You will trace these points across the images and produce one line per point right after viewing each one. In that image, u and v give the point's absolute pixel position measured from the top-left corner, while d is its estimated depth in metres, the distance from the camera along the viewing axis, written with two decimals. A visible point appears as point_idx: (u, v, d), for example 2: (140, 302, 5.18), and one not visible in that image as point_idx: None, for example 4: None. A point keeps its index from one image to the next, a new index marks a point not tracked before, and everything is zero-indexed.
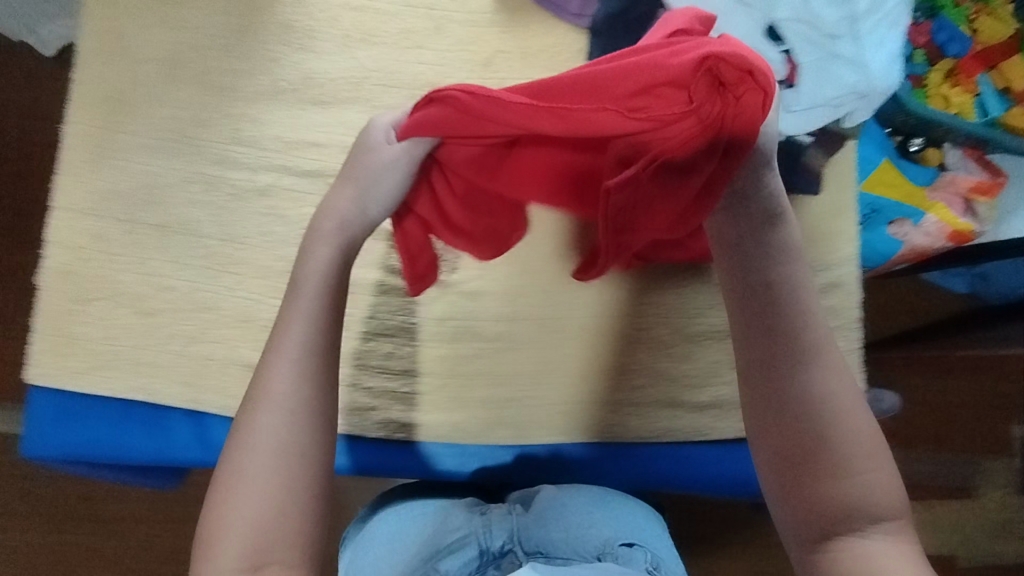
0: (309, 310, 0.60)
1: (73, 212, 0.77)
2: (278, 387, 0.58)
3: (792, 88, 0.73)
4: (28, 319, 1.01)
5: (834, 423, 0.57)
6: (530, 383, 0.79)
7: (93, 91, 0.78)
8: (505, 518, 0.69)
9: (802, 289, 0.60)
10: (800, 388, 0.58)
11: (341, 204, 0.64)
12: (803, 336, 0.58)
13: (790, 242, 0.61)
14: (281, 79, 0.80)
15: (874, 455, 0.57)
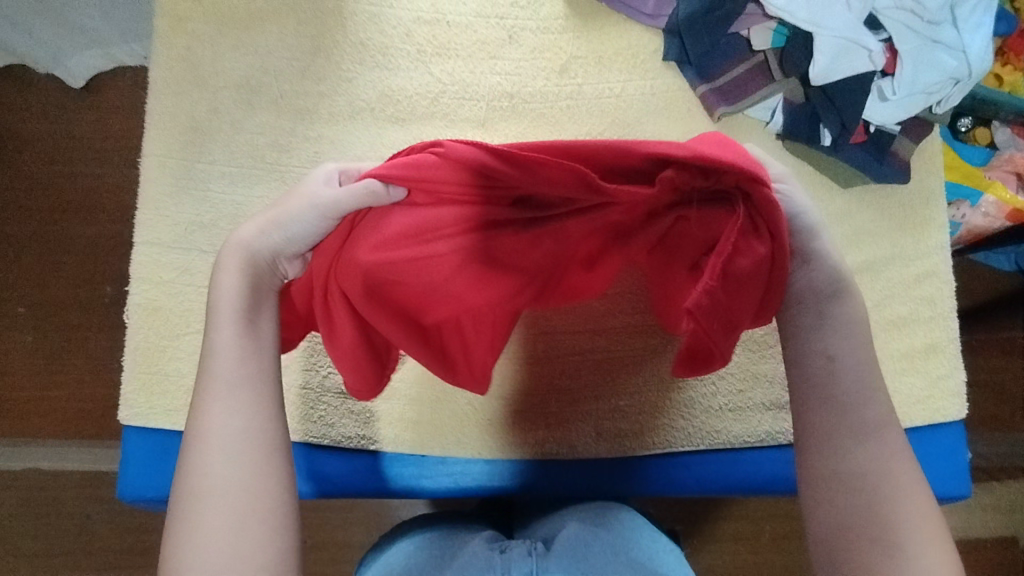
0: (230, 341, 0.54)
1: (157, 245, 0.75)
2: (213, 428, 0.51)
3: (889, 78, 0.74)
4: (108, 354, 1.08)
5: (888, 504, 0.50)
6: (632, 396, 0.77)
7: (171, 121, 0.78)
8: (524, 561, 0.59)
9: (855, 360, 0.55)
10: (845, 464, 0.52)
11: (254, 238, 0.58)
12: (857, 413, 0.53)
13: (850, 316, 0.56)
14: (357, 99, 0.80)
15: (934, 539, 0.49)
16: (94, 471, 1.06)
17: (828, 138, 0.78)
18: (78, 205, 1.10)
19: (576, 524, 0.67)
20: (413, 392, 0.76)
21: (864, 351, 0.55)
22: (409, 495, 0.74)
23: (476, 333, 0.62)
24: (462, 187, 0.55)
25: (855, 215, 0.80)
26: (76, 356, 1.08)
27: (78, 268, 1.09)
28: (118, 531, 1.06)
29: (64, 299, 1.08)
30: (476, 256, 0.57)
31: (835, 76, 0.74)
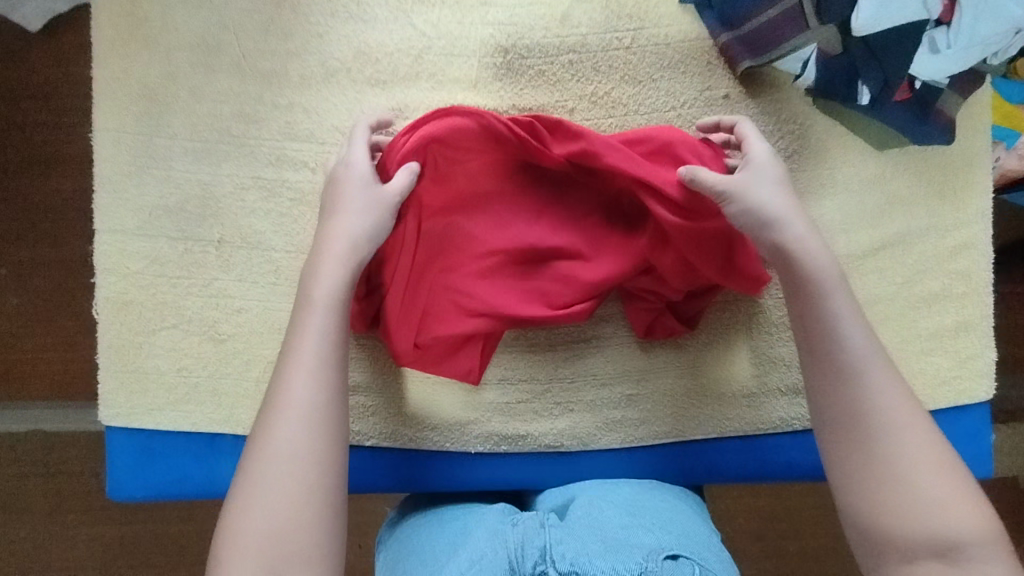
0: (320, 325, 0.57)
1: (121, 233, 0.69)
2: (292, 397, 0.54)
3: (946, 26, 0.64)
4: (79, 332, 1.01)
5: (889, 437, 0.52)
6: (640, 382, 0.72)
7: (122, 89, 0.69)
8: (538, 535, 0.55)
9: (834, 302, 0.57)
10: (842, 403, 0.55)
11: (353, 226, 0.61)
12: (842, 353, 0.56)
13: (823, 264, 0.58)
14: (331, 58, 0.70)
15: (940, 470, 0.51)
16: (76, 451, 1.01)
17: (866, 97, 0.68)
18: (34, 166, 1.00)
19: (586, 493, 0.66)
20: (409, 385, 0.72)
21: (842, 294, 0.57)
22: (412, 489, 0.71)
23: (449, 303, 0.67)
24: (474, 149, 0.65)
25: (890, 181, 0.72)
26: (45, 333, 1.00)
27: (38, 237, 1.00)
28: (105, 512, 1.01)
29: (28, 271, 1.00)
30: (481, 216, 0.67)
31: (880, 27, 0.64)
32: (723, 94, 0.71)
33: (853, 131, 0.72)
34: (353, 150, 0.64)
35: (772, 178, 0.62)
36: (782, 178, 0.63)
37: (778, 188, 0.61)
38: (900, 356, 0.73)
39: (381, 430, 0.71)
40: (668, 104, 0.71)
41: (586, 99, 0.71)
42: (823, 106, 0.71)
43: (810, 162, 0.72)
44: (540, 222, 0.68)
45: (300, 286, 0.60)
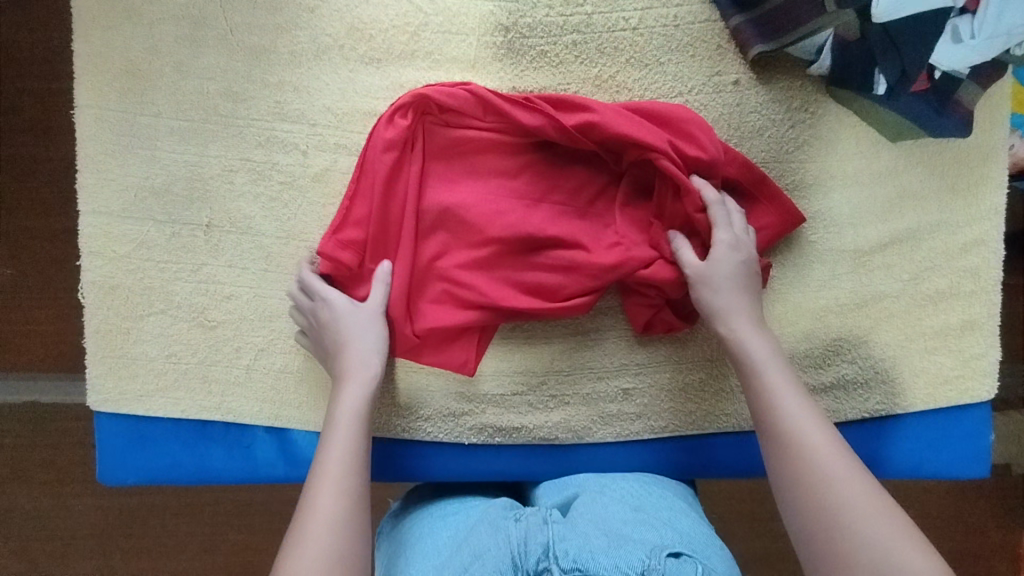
0: (348, 438, 0.58)
1: (106, 215, 0.67)
2: (324, 505, 0.53)
3: (970, 15, 0.64)
4: (62, 308, 0.98)
5: (826, 498, 0.51)
6: (637, 377, 0.71)
7: (105, 63, 0.66)
8: (540, 532, 0.54)
9: (768, 378, 0.59)
10: (785, 476, 0.54)
11: (366, 358, 0.62)
12: (779, 424, 0.56)
13: (764, 355, 0.60)
14: (323, 34, 0.67)
15: (884, 524, 0.48)
16: (66, 424, 0.99)
17: (883, 86, 0.65)
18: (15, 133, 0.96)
19: (587, 488, 0.65)
20: (401, 376, 0.71)
21: (779, 375, 0.59)
22: (408, 479, 0.71)
23: (448, 288, 0.65)
24: (475, 121, 0.65)
25: (902, 174, 0.70)
26: (29, 309, 0.98)
27: (21, 208, 0.96)
28: (95, 487, 0.99)
29: (10, 242, 0.97)
30: (483, 190, 0.65)
31: (901, 13, 0.63)
32: (732, 80, 0.68)
33: (866, 120, 0.69)
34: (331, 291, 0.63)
35: (731, 272, 0.63)
36: (740, 275, 0.63)
37: (730, 286, 0.62)
38: (901, 354, 0.71)
39: (374, 420, 0.70)
40: (674, 89, 0.68)
41: (590, 83, 0.68)
42: (837, 94, 0.68)
43: (819, 153, 0.69)
44: (542, 207, 0.65)
45: (324, 417, 0.61)
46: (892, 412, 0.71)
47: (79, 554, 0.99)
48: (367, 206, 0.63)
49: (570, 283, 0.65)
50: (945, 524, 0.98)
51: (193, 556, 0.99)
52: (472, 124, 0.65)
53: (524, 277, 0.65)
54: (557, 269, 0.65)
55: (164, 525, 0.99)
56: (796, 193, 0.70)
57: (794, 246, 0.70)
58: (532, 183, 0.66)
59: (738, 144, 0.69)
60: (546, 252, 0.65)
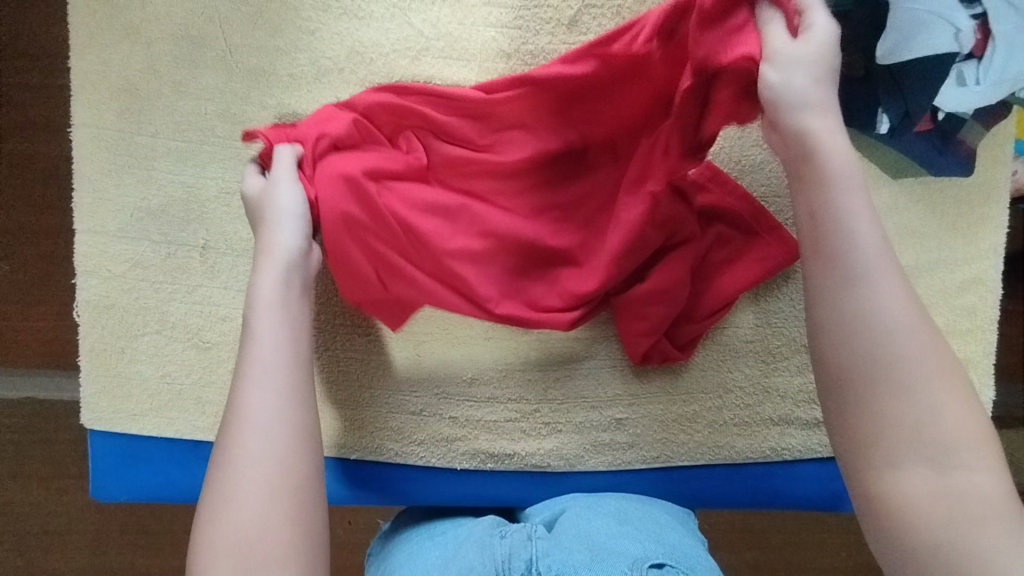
0: (270, 329, 0.55)
1: (102, 233, 0.67)
2: (250, 409, 0.51)
3: (976, 60, 0.62)
4: (58, 315, 0.98)
5: (886, 347, 0.44)
6: (631, 405, 0.71)
7: (105, 83, 0.66)
8: (525, 547, 0.56)
9: (845, 195, 0.46)
10: (838, 316, 0.45)
11: (283, 238, 0.59)
12: (851, 252, 0.45)
13: (844, 164, 0.47)
14: (321, 56, 0.67)
15: (943, 376, 0.43)
16: (61, 423, 0.99)
17: (885, 125, 0.65)
18: (12, 134, 0.95)
19: (574, 505, 0.66)
20: (395, 399, 0.71)
21: (856, 196, 0.46)
22: (399, 501, 0.71)
23: (434, 269, 0.63)
24: (466, 107, 0.63)
25: (902, 212, 0.70)
26: (25, 314, 0.97)
27: (18, 208, 0.96)
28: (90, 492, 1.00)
29: (7, 243, 0.97)
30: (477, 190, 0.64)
31: (909, 54, 0.60)
32: None
33: (867, 157, 0.69)
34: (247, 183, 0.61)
35: (816, 61, 0.48)
36: (827, 64, 0.48)
37: (813, 77, 0.48)
38: None
39: (366, 444, 0.71)
40: None
41: None
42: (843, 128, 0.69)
43: None
44: (530, 204, 0.65)
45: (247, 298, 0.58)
46: None
47: (75, 551, 1.00)
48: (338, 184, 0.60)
49: (558, 282, 0.65)
50: None
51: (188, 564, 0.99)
52: (458, 108, 0.63)
53: (515, 270, 0.64)
54: (546, 266, 0.65)
55: (160, 532, 0.99)
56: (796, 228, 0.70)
57: (790, 280, 0.71)
58: (525, 173, 0.64)
59: (740, 177, 0.69)
60: (535, 250, 0.64)
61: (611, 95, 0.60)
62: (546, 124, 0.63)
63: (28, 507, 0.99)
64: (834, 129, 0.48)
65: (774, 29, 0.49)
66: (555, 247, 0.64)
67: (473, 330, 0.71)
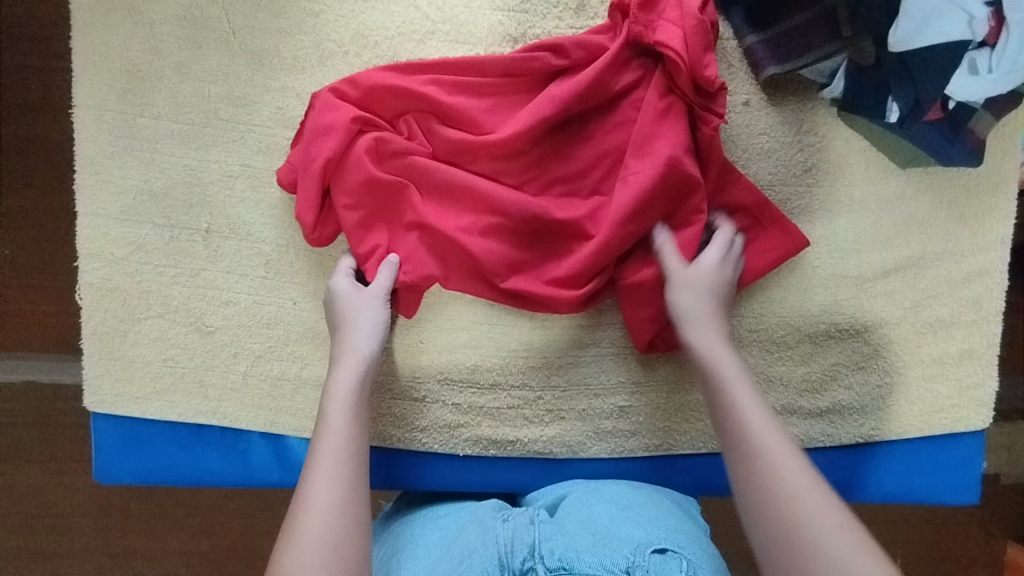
0: (341, 426, 0.56)
1: (103, 216, 0.66)
2: (317, 497, 0.50)
3: (988, 49, 0.62)
4: (59, 299, 0.97)
5: (790, 507, 0.47)
6: (633, 393, 0.71)
7: (106, 64, 0.65)
8: (527, 532, 0.56)
9: (733, 388, 0.56)
10: (744, 481, 0.51)
11: (363, 341, 0.61)
12: (741, 434, 0.53)
13: (729, 366, 0.58)
14: (326, 39, 0.66)
15: (848, 530, 0.44)
16: (63, 406, 0.99)
17: (895, 115, 0.65)
18: (12, 115, 0.94)
19: (576, 490, 0.67)
20: (397, 385, 0.71)
21: (743, 387, 0.56)
22: (400, 487, 0.71)
23: (438, 242, 0.64)
24: (466, 81, 0.64)
25: (909, 201, 0.69)
26: (27, 298, 0.97)
27: (19, 191, 0.96)
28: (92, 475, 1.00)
29: (8, 225, 0.96)
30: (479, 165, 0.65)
31: (915, 45, 0.62)
32: (743, 100, 0.69)
33: (875, 146, 0.69)
34: (335, 279, 0.63)
35: (705, 286, 0.62)
36: (717, 287, 0.63)
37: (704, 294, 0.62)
38: (897, 381, 0.71)
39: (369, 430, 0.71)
40: None
41: None
42: (846, 117, 0.68)
43: (827, 178, 0.69)
44: (535, 182, 0.65)
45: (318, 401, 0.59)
46: (885, 437, 0.71)
47: (77, 532, 1.00)
48: (351, 159, 0.63)
49: (565, 258, 0.65)
50: (937, 538, 0.98)
51: (190, 546, 0.99)
52: (463, 81, 0.64)
53: (520, 244, 0.64)
54: (551, 241, 0.65)
55: (162, 515, 1.00)
56: (802, 217, 0.70)
57: (794, 270, 0.70)
58: (529, 150, 0.64)
59: (745, 165, 0.69)
60: (540, 222, 0.63)
61: (610, 74, 0.63)
62: (544, 98, 0.63)
63: (32, 489, 1.00)
64: (717, 341, 0.60)
65: (672, 256, 0.63)
66: (561, 219, 0.63)
67: (475, 316, 0.71)
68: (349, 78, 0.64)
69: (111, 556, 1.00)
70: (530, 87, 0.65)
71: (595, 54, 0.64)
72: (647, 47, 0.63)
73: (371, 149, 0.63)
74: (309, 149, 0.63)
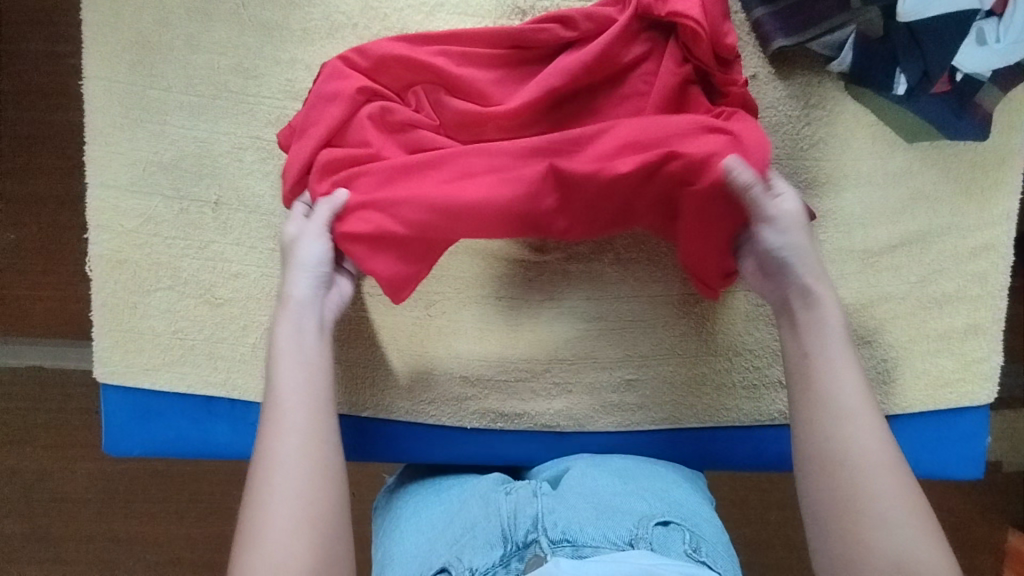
0: (291, 373, 0.55)
1: (113, 187, 0.67)
2: (281, 452, 0.51)
3: (997, 18, 0.64)
4: (65, 279, 0.97)
5: (864, 483, 0.49)
6: (640, 368, 0.72)
7: (117, 36, 0.66)
8: (529, 505, 0.56)
9: (830, 342, 0.56)
10: (812, 445, 0.52)
11: (300, 285, 0.60)
12: (837, 397, 0.53)
13: (829, 313, 0.57)
14: (336, 11, 0.66)
15: (913, 509, 0.48)
16: (67, 388, 0.99)
17: (903, 87, 0.66)
18: (18, 99, 0.95)
19: (579, 464, 0.67)
20: (405, 357, 0.71)
21: (839, 342, 0.55)
22: (407, 460, 0.72)
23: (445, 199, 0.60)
24: (475, 53, 0.65)
25: (916, 176, 0.70)
26: (34, 274, 0.97)
27: (25, 172, 0.96)
28: (100, 453, 1.00)
29: (13, 209, 0.96)
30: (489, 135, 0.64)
31: (924, 14, 0.64)
32: (751, 73, 0.69)
33: (882, 120, 0.69)
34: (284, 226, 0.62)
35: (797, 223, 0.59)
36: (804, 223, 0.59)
37: (802, 237, 0.59)
38: (903, 355, 0.71)
39: (377, 402, 0.71)
40: None
41: None
42: (857, 92, 0.69)
43: (834, 151, 0.69)
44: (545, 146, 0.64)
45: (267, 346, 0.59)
46: (890, 411, 0.71)
47: (83, 512, 1.00)
48: (356, 128, 0.63)
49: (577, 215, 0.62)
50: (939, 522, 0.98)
51: (195, 526, 1.00)
52: (473, 53, 0.64)
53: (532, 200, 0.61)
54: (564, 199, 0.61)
55: (167, 495, 1.00)
56: (809, 190, 0.70)
57: None
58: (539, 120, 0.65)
59: None
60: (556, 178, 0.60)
61: (619, 44, 0.63)
62: (554, 68, 0.63)
63: (37, 469, 1.00)
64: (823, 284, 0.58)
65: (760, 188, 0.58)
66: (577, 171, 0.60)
67: (483, 289, 0.72)
68: (358, 49, 0.64)
69: (117, 536, 1.00)
70: (540, 59, 0.66)
71: (605, 26, 0.64)
72: (656, 20, 0.64)
73: (374, 117, 0.63)
74: (313, 116, 0.63)
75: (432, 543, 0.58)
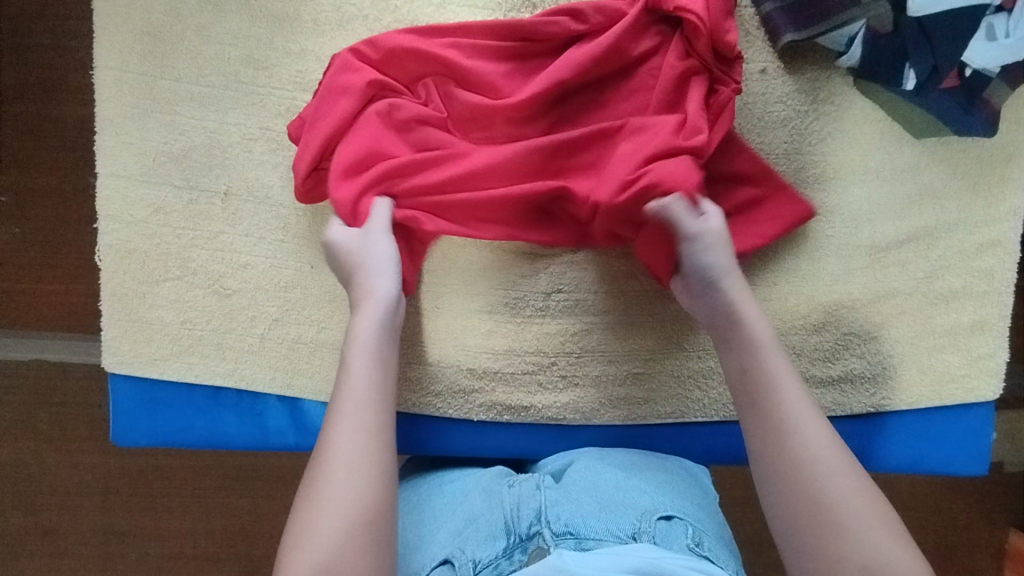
0: (364, 371, 0.55)
1: (122, 177, 0.67)
2: (342, 450, 0.51)
3: (1007, 12, 0.64)
4: (71, 270, 0.97)
5: (826, 487, 0.50)
6: (648, 361, 0.72)
7: (129, 26, 0.66)
8: (533, 497, 0.57)
9: (772, 358, 0.56)
10: (769, 453, 0.53)
11: (379, 283, 0.59)
12: (777, 409, 0.54)
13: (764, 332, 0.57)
14: (346, 2, 0.67)
15: (875, 512, 0.49)
16: (72, 380, 1.00)
17: (911, 82, 0.66)
18: (24, 90, 0.95)
19: (584, 457, 0.67)
20: (411, 348, 0.71)
21: (781, 358, 0.56)
22: (413, 451, 0.72)
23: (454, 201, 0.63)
24: (483, 46, 0.65)
25: (923, 172, 0.70)
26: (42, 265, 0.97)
27: (32, 163, 0.96)
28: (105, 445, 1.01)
29: (19, 201, 0.96)
30: (496, 130, 0.65)
31: (935, 8, 0.64)
32: (760, 68, 0.69)
33: (891, 115, 0.69)
34: (331, 230, 0.61)
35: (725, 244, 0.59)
36: (733, 243, 0.60)
37: (725, 258, 0.59)
38: (908, 351, 0.71)
39: None
40: None
41: None
42: (866, 88, 0.69)
43: (841, 146, 0.70)
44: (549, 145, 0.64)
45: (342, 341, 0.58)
46: (896, 407, 0.71)
47: (88, 504, 1.00)
48: (362, 124, 0.63)
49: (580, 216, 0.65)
50: (941, 522, 0.98)
51: (199, 518, 1.00)
52: (483, 46, 0.65)
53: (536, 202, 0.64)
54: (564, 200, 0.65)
55: (171, 487, 1.00)
56: (817, 185, 0.70)
57: (808, 239, 0.70)
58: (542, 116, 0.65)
59: (760, 133, 0.69)
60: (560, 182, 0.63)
61: (625, 39, 0.63)
62: (562, 61, 0.63)
63: (42, 461, 1.00)
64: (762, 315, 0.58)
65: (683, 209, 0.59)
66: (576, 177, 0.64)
67: (491, 281, 0.72)
68: (368, 41, 0.64)
69: (121, 528, 1.00)
70: (550, 52, 0.66)
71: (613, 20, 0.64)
72: (665, 14, 0.64)
73: (381, 110, 0.63)
74: (321, 107, 0.63)
75: (435, 533, 0.58)
